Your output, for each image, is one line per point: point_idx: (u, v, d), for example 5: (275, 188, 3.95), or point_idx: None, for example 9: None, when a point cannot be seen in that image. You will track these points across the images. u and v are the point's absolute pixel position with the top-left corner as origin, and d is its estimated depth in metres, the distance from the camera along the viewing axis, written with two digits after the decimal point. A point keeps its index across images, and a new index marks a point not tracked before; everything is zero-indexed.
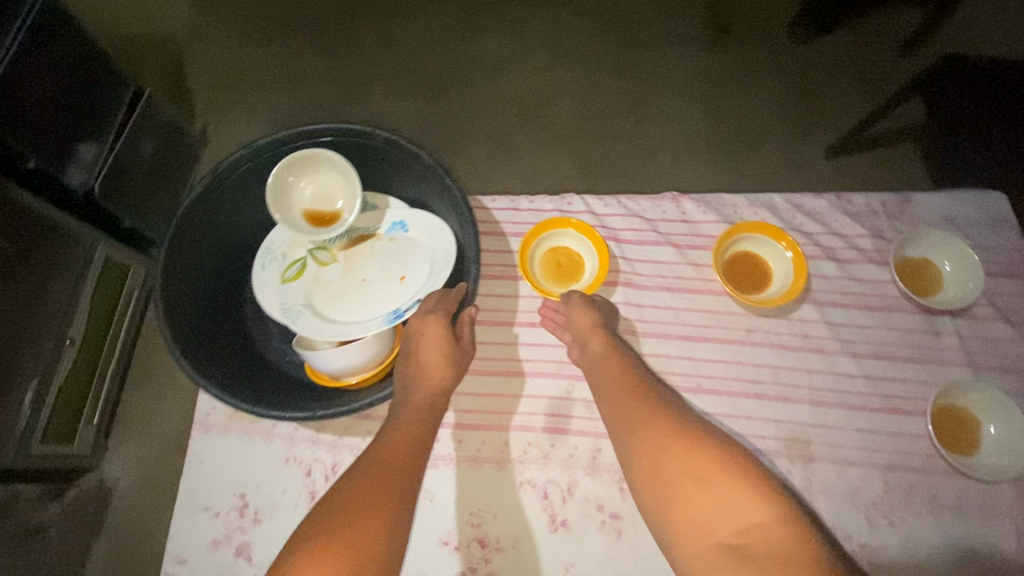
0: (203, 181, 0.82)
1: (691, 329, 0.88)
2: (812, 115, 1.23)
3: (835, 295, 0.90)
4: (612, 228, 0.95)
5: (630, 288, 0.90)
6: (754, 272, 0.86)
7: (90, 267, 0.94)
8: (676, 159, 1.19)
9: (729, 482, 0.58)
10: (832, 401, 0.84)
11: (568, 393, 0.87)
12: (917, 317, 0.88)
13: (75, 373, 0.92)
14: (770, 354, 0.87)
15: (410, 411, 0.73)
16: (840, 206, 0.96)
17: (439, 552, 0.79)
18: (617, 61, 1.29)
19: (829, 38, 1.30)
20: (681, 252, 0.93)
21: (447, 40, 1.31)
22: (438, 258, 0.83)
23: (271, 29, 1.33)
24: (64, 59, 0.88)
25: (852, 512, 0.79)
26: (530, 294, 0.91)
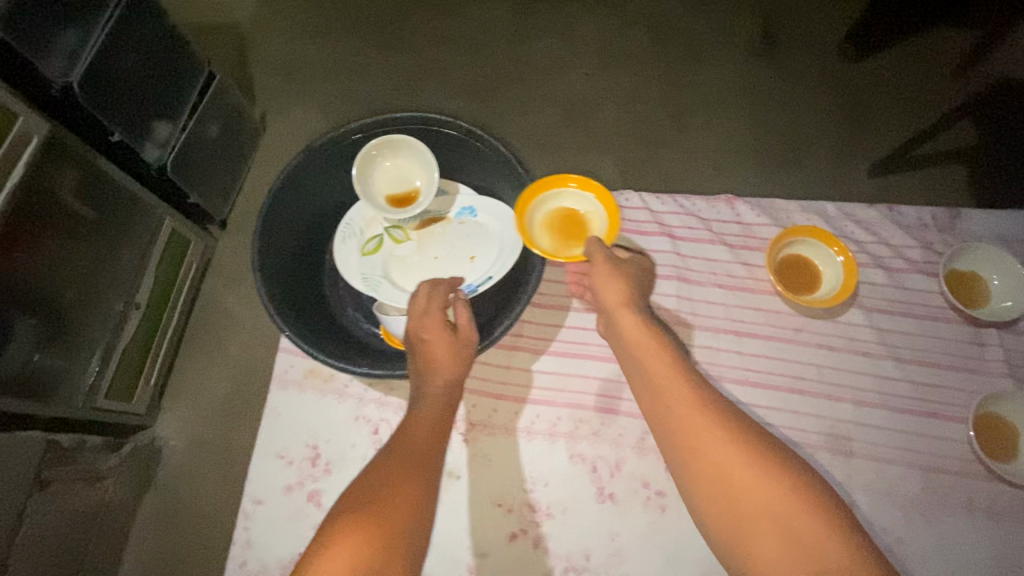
0: (296, 159, 0.88)
1: (739, 325, 0.90)
2: (857, 131, 1.24)
3: (885, 302, 0.91)
4: (668, 225, 0.97)
5: (682, 282, 0.93)
6: (804, 272, 0.88)
7: (158, 237, 1.00)
8: (717, 167, 1.21)
9: (803, 514, 0.60)
10: (877, 403, 0.86)
11: (620, 376, 0.89)
12: (963, 328, 0.89)
13: (140, 334, 0.98)
14: (818, 354, 0.88)
15: (429, 403, 0.74)
16: (893, 217, 0.97)
17: (492, 513, 0.84)
18: (662, 70, 1.31)
19: (876, 56, 1.30)
20: (734, 252, 0.94)
21: (497, 41, 1.35)
22: (507, 242, 0.88)
23: (331, 22, 1.39)
24: (150, 40, 0.94)
25: (889, 508, 0.81)
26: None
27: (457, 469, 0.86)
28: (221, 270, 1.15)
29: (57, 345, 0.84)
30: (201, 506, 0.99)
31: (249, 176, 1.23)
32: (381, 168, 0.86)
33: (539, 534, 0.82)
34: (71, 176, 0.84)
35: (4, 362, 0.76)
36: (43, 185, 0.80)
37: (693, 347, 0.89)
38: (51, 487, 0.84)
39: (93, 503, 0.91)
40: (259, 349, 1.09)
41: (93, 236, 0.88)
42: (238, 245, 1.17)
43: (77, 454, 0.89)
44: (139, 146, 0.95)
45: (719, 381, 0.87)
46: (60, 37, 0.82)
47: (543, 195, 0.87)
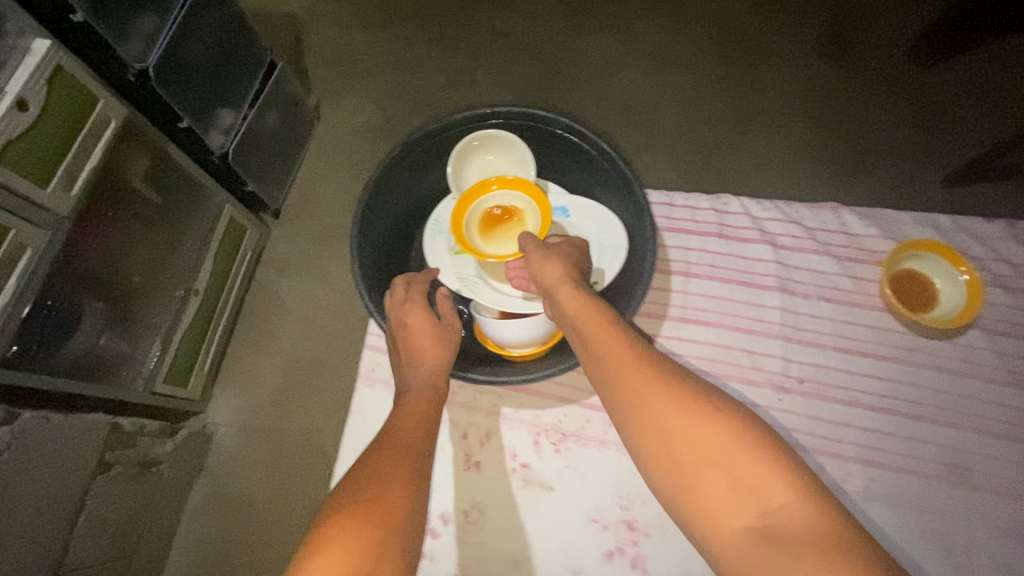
0: (395, 150, 0.85)
1: (849, 343, 0.85)
2: (933, 139, 1.18)
3: (1006, 324, 0.85)
4: (771, 233, 0.93)
5: (786, 294, 0.88)
6: (917, 287, 0.84)
7: (217, 225, 1.00)
8: (781, 172, 1.17)
9: (747, 458, 0.53)
10: (1002, 433, 0.80)
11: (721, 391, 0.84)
12: None
13: (197, 319, 0.98)
14: (934, 377, 0.83)
15: (414, 394, 0.75)
16: (1014, 233, 0.91)
17: (587, 529, 0.81)
18: (723, 70, 1.27)
19: (952, 61, 1.23)
20: (841, 264, 0.90)
21: (553, 36, 1.32)
22: (608, 246, 0.85)
23: (387, 14, 1.38)
24: (217, 27, 0.93)
25: (1016, 547, 0.75)
26: (683, 288, 0.90)
27: (550, 480, 0.83)
28: (294, 263, 1.15)
29: (121, 329, 0.85)
30: (258, 496, 0.99)
31: (314, 168, 1.22)
32: (476, 167, 0.88)
33: (637, 552, 0.79)
34: (143, 161, 0.85)
35: (74, 344, 0.77)
36: (114, 168, 0.80)
37: (801, 364, 0.85)
38: (113, 470, 0.84)
39: (150, 488, 0.91)
40: (330, 344, 1.08)
41: (158, 221, 0.89)
42: (304, 236, 1.17)
43: (137, 438, 0.89)
44: (205, 133, 0.94)
45: (828, 402, 0.83)
46: (139, 21, 0.81)
47: (464, 216, 0.83)
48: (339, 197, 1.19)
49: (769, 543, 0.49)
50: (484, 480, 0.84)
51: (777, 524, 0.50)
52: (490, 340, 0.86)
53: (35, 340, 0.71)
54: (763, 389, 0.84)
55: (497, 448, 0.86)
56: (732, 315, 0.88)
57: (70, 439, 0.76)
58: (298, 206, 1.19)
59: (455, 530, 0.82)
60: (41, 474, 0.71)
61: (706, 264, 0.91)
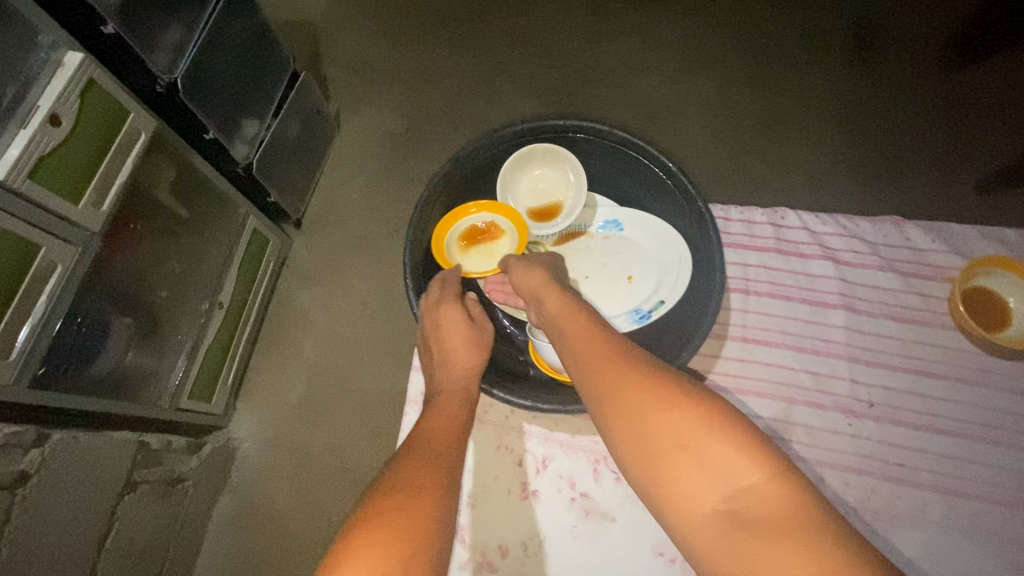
0: (447, 167, 0.86)
1: (918, 363, 0.83)
2: (968, 144, 1.15)
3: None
4: (830, 248, 0.90)
5: (850, 312, 0.86)
6: (986, 305, 0.82)
7: (241, 237, 0.99)
8: (810, 178, 1.15)
9: (714, 437, 0.49)
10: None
11: (787, 415, 0.82)
12: None
13: (222, 332, 0.96)
14: (1009, 400, 0.80)
15: (445, 395, 0.73)
16: None
17: (653, 563, 0.78)
18: (751, 75, 1.25)
19: (984, 63, 1.21)
20: (907, 281, 0.87)
21: (576, 42, 1.31)
22: (670, 262, 0.83)
23: (409, 21, 1.37)
24: (242, 36, 0.92)
25: None
26: (743, 306, 0.87)
27: (611, 511, 0.81)
28: (329, 277, 1.12)
29: (147, 344, 0.83)
30: (289, 518, 0.97)
31: (345, 179, 1.21)
32: (526, 183, 0.86)
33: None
34: (168, 175, 0.84)
35: (102, 362, 0.76)
36: (141, 182, 0.79)
37: (868, 386, 0.83)
38: (140, 489, 0.83)
39: (174, 505, 0.90)
40: (369, 362, 1.05)
41: (183, 232, 0.88)
42: (338, 249, 1.15)
43: (163, 455, 0.87)
44: (230, 144, 0.93)
45: (898, 425, 0.80)
46: (165, 33, 0.79)
47: (446, 236, 0.85)
48: (373, 209, 1.17)
49: (739, 526, 0.46)
50: (543, 509, 0.82)
51: (746, 508, 0.46)
52: (543, 364, 0.82)
53: (62, 358, 0.69)
54: (829, 412, 0.81)
55: (554, 475, 0.83)
56: (796, 335, 0.85)
57: (97, 460, 0.74)
58: (331, 218, 1.17)
59: (514, 562, 0.80)
60: (66, 499, 0.69)
61: (767, 281, 0.88)
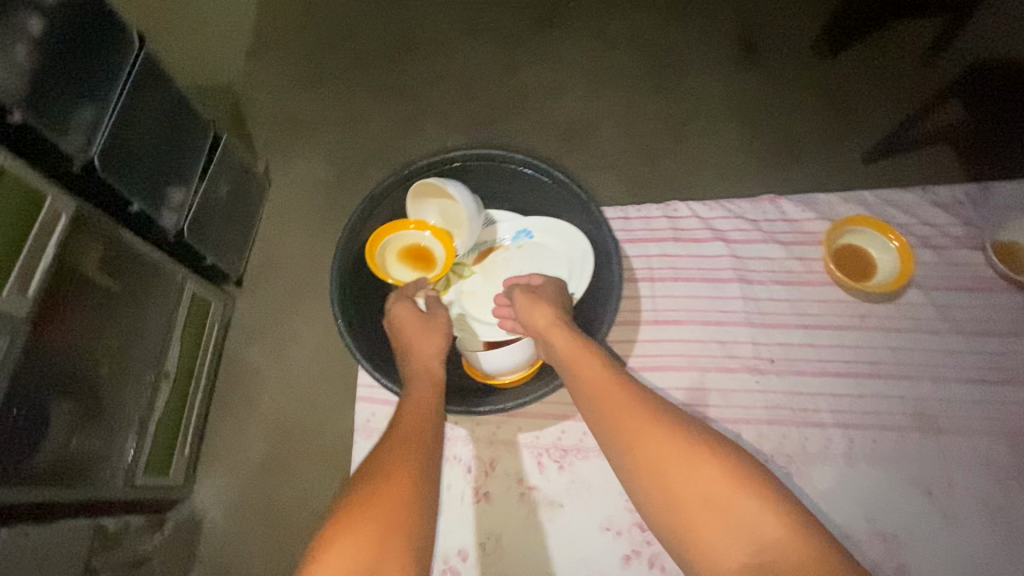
0: (360, 205, 0.88)
1: (808, 319, 0.91)
2: (848, 122, 1.28)
3: (944, 280, 0.91)
4: (719, 229, 0.98)
5: (745, 284, 0.94)
6: (856, 258, 0.90)
7: (181, 302, 1.00)
8: (720, 171, 1.25)
9: (742, 495, 0.56)
10: (955, 379, 0.86)
11: (701, 383, 0.88)
12: (1014, 296, 0.90)
13: (173, 400, 0.97)
14: (886, 337, 0.89)
15: (409, 381, 0.77)
16: (929, 197, 0.98)
17: (603, 538, 0.84)
18: (653, 85, 1.36)
19: (852, 51, 1.35)
20: (787, 248, 0.95)
21: (491, 74, 1.39)
22: (575, 257, 0.92)
23: (324, 74, 1.42)
24: (158, 105, 0.94)
25: (983, 477, 0.82)
26: (651, 293, 0.94)
27: (559, 498, 0.86)
28: (267, 329, 1.13)
29: (94, 425, 0.81)
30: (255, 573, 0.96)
31: (273, 231, 1.22)
32: (436, 207, 0.89)
33: (652, 553, 0.83)
34: (98, 252, 0.84)
35: (46, 449, 0.74)
36: (70, 263, 0.79)
37: (769, 345, 0.90)
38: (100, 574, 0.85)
39: None
40: (313, 403, 1.06)
41: (117, 308, 0.87)
42: (278, 300, 1.16)
43: (123, 537, 0.89)
44: (156, 214, 0.94)
45: (799, 375, 0.88)
46: (78, 113, 0.80)
47: (381, 245, 0.88)
48: (301, 255, 1.19)
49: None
50: (496, 509, 0.86)
51: (770, 560, 0.52)
52: (479, 373, 0.87)
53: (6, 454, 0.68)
54: (739, 374, 0.89)
55: (503, 475, 0.88)
56: (700, 311, 0.92)
57: (52, 558, 0.76)
58: (262, 269, 1.19)
59: (476, 564, 0.84)
60: None
61: (668, 267, 0.95)
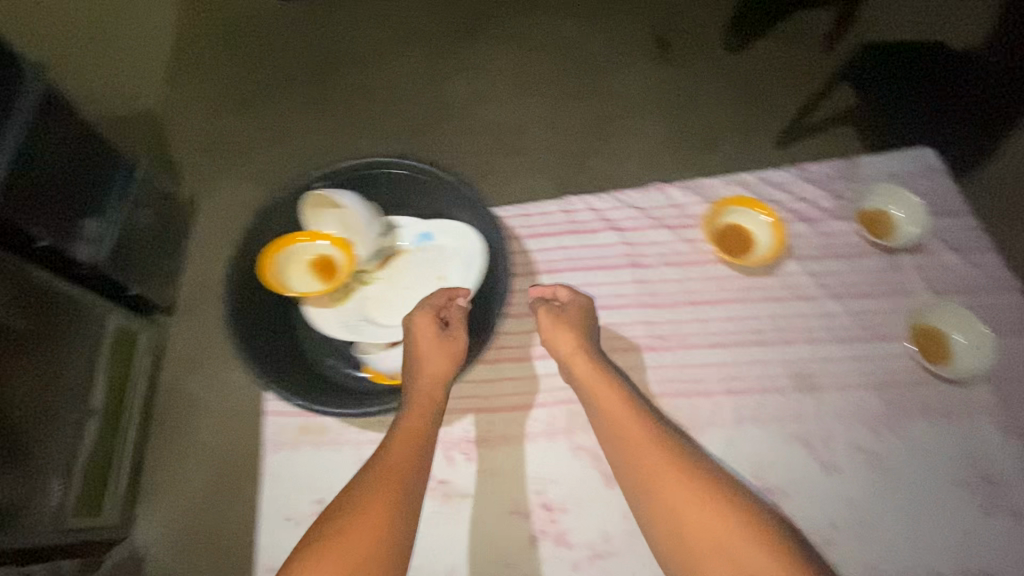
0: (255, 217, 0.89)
1: (696, 296, 0.93)
2: (757, 109, 1.35)
3: (816, 249, 0.95)
4: (612, 220, 1.00)
5: (638, 268, 0.96)
6: (737, 236, 0.93)
7: (104, 337, 0.98)
8: (643, 165, 1.29)
9: (749, 542, 0.60)
10: (838, 337, 0.89)
11: None
12: (883, 259, 0.93)
13: (103, 440, 0.96)
14: (766, 307, 0.91)
15: (415, 399, 0.75)
16: (802, 175, 1.01)
17: (509, 522, 0.84)
18: (575, 86, 1.40)
19: (759, 43, 1.42)
20: (675, 232, 0.98)
21: (418, 84, 1.40)
22: (469, 254, 0.89)
23: (247, 95, 1.41)
24: (64, 137, 0.92)
25: (859, 429, 0.84)
26: (551, 284, 0.96)
27: (467, 489, 0.86)
28: (201, 357, 1.09)
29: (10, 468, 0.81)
30: None
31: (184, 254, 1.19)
32: (334, 217, 0.86)
33: (558, 532, 0.83)
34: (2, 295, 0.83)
35: None
36: None
37: (659, 324, 0.92)
38: None
39: None
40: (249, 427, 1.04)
41: (31, 350, 0.86)
42: (209, 326, 1.13)
43: None
44: (69, 247, 0.92)
45: (688, 349, 0.90)
46: None
47: (278, 261, 0.85)
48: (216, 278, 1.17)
49: None
50: None
51: None
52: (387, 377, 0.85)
53: None
54: (633, 353, 0.90)
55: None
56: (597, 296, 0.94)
57: None
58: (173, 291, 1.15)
59: None
60: None
61: (564, 257, 0.97)
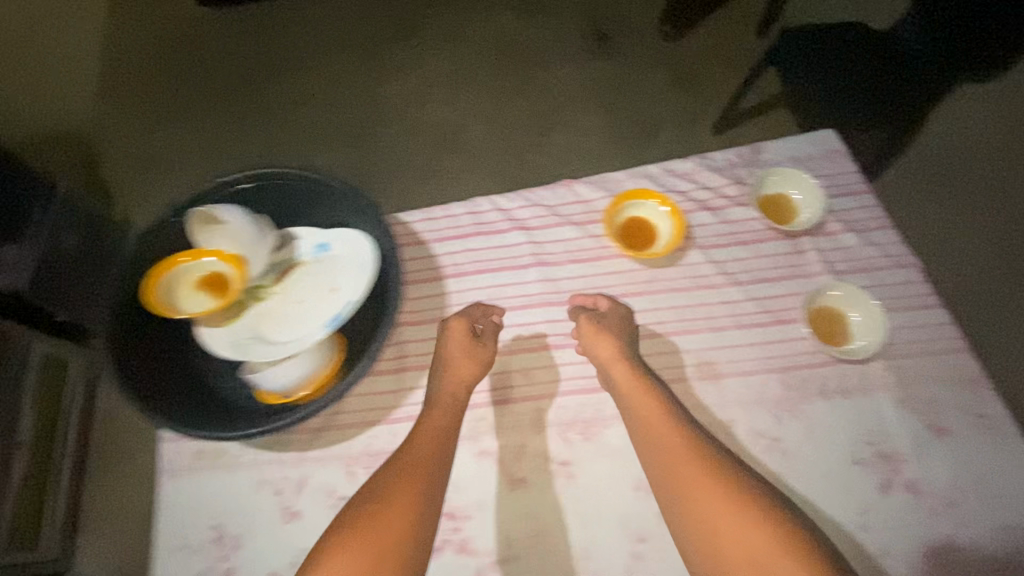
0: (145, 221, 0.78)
1: (596, 290, 0.88)
2: (695, 97, 1.36)
3: (717, 236, 0.89)
4: (520, 219, 0.94)
5: (542, 265, 0.90)
6: (637, 228, 0.89)
7: (30, 367, 0.95)
8: (585, 158, 1.29)
9: (785, 559, 0.55)
10: (756, 319, 0.84)
11: (505, 367, 0.85)
12: (784, 243, 0.88)
13: (34, 471, 0.93)
14: (672, 298, 0.86)
15: (438, 404, 0.73)
16: (703, 164, 0.96)
17: None
18: (514, 82, 1.39)
19: (694, 31, 1.43)
20: (583, 227, 0.92)
21: (356, 88, 1.38)
22: (360, 261, 0.76)
23: (178, 108, 1.37)
24: None
25: (761, 413, 0.79)
26: (458, 288, 0.89)
27: None
28: None
29: None
30: None
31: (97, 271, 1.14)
32: (212, 233, 0.71)
33: (461, 542, 0.76)
34: None
35: None
36: None
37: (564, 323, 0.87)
38: None
39: None
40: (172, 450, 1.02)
41: None
42: None
43: None
44: None
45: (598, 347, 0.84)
46: None
47: (158, 290, 0.70)
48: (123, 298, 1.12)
49: None
50: (303, 526, 0.77)
51: None
52: (280, 399, 0.74)
53: None
54: (539, 352, 0.85)
55: (313, 491, 0.78)
56: (504, 298, 0.88)
57: None
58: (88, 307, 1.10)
59: None
60: None
61: (470, 260, 0.91)
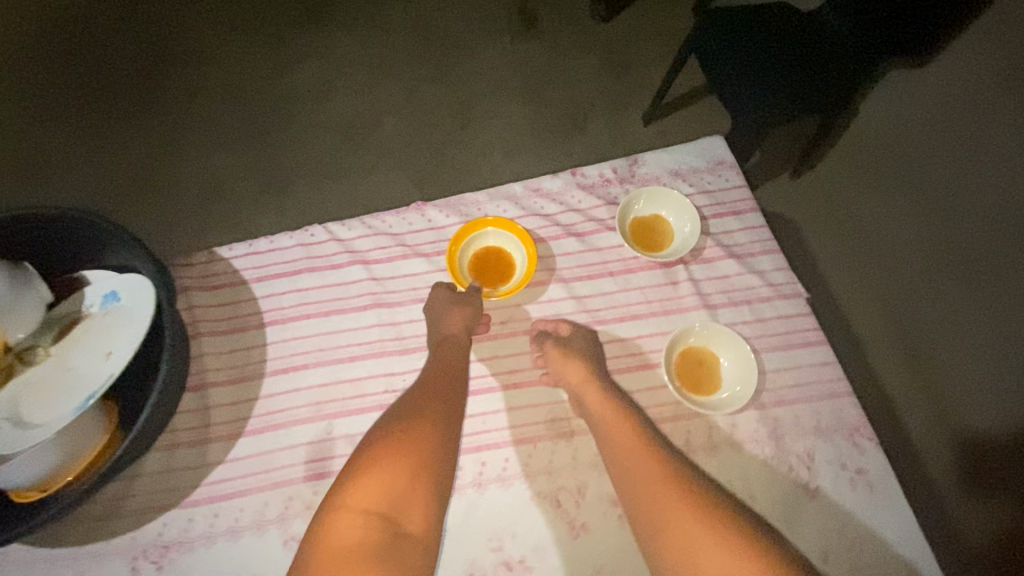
0: None
1: None
2: (624, 85, 1.26)
3: (584, 268, 0.74)
4: (356, 250, 0.75)
5: (381, 305, 0.72)
6: (491, 261, 0.72)
7: None
8: (506, 152, 1.20)
9: None
10: (619, 367, 0.69)
11: (328, 431, 0.66)
12: (656, 272, 0.73)
13: None
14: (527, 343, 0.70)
15: (441, 352, 0.64)
16: (575, 180, 0.80)
17: None
18: (432, 69, 1.29)
19: (625, 13, 1.33)
20: (432, 260, 0.75)
21: (262, 78, 1.27)
22: (137, 316, 0.59)
23: (63, 105, 1.24)
24: None
25: None
26: (279, 338, 0.70)
27: None
28: None
29: None
30: None
31: None
32: None
33: None
34: None
35: None
36: None
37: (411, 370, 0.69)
38: None
39: None
40: None
41: None
42: None
43: None
44: None
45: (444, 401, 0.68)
46: None
47: None
48: None
49: None
50: None
51: None
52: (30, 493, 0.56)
53: None
54: (371, 413, 0.66)
55: None
56: (334, 346, 0.70)
57: None
58: None
59: None
60: None
61: (296, 301, 0.72)
